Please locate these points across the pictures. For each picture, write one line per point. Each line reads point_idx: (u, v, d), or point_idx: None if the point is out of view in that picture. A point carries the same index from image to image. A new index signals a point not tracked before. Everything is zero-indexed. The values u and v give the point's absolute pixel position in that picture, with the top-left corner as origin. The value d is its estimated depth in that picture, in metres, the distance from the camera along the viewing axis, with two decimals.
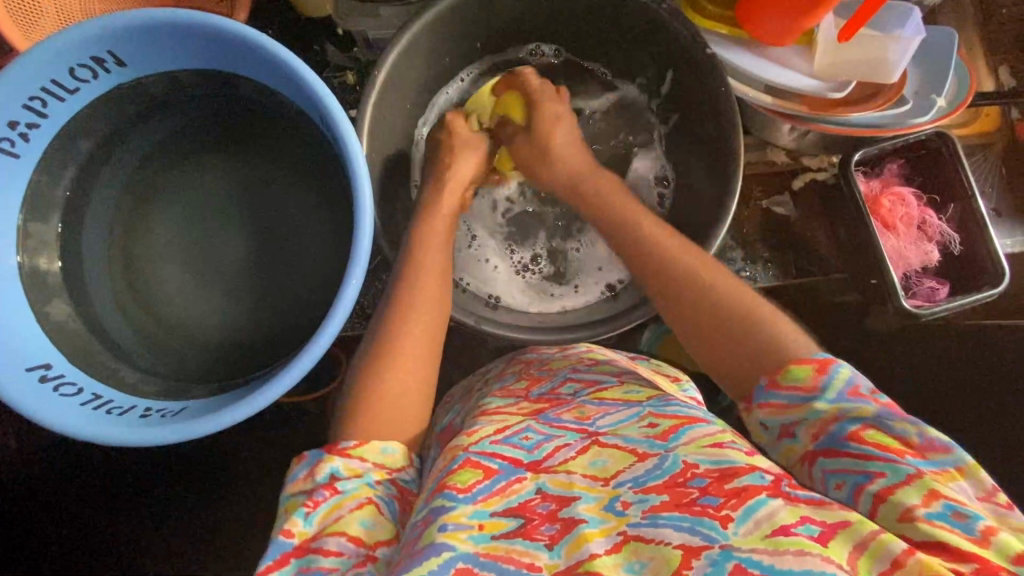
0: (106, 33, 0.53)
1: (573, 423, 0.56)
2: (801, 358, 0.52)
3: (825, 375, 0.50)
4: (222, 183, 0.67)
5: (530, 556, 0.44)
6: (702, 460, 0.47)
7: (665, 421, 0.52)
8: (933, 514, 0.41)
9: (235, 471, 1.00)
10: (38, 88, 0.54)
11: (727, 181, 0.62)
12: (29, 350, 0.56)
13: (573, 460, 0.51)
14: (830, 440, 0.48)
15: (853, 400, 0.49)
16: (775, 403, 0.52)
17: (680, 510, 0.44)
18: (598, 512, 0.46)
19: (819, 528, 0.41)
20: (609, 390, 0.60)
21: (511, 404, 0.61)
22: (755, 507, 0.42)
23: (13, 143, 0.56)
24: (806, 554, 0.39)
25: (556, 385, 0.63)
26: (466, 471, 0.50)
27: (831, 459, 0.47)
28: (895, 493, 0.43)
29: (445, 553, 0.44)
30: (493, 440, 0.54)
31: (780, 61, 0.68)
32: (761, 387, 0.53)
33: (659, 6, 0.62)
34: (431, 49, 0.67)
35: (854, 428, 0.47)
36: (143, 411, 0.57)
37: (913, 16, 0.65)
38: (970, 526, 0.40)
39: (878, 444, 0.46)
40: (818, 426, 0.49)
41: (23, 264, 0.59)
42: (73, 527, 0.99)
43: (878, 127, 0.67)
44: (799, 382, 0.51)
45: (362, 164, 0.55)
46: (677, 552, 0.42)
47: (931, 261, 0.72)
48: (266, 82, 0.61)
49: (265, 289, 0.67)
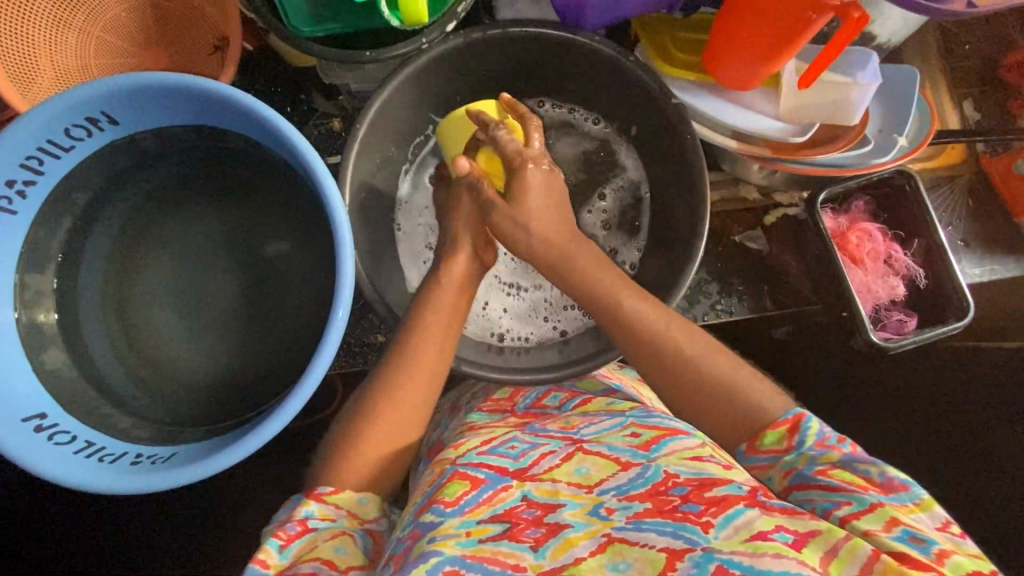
0: (97, 96, 0.56)
1: (558, 432, 0.61)
2: (773, 421, 0.55)
3: (798, 432, 0.54)
4: (212, 229, 0.70)
5: (515, 557, 0.48)
6: (682, 470, 0.51)
7: (647, 432, 0.57)
8: (893, 536, 0.45)
9: (215, 519, 0.94)
10: (35, 148, 0.56)
11: (696, 224, 0.65)
12: (24, 400, 0.58)
13: (558, 468, 0.55)
14: (802, 477, 0.52)
15: (820, 450, 0.52)
16: (753, 459, 0.56)
17: (663, 516, 0.48)
18: (582, 516, 0.50)
19: (793, 535, 0.45)
20: (593, 402, 0.67)
21: (495, 420, 0.66)
22: (733, 516, 0.46)
23: (10, 201, 0.58)
24: (782, 556, 0.43)
25: (540, 397, 0.70)
26: (455, 483, 0.53)
27: (801, 491, 0.52)
28: (859, 518, 0.47)
29: (432, 559, 0.47)
30: (480, 451, 0.58)
31: (746, 105, 0.71)
32: (740, 450, 0.57)
33: (626, 58, 0.65)
34: (412, 99, 0.70)
35: (821, 466, 0.51)
36: (134, 457, 0.59)
37: (871, 62, 0.67)
38: (928, 548, 0.44)
39: (842, 479, 0.50)
40: (789, 468, 0.53)
41: (20, 319, 0.61)
42: None
43: (841, 168, 0.70)
44: (776, 446, 0.55)
45: (342, 217, 0.57)
46: (661, 555, 0.45)
47: (898, 295, 0.75)
48: (250, 135, 0.63)
49: (252, 332, 0.69)
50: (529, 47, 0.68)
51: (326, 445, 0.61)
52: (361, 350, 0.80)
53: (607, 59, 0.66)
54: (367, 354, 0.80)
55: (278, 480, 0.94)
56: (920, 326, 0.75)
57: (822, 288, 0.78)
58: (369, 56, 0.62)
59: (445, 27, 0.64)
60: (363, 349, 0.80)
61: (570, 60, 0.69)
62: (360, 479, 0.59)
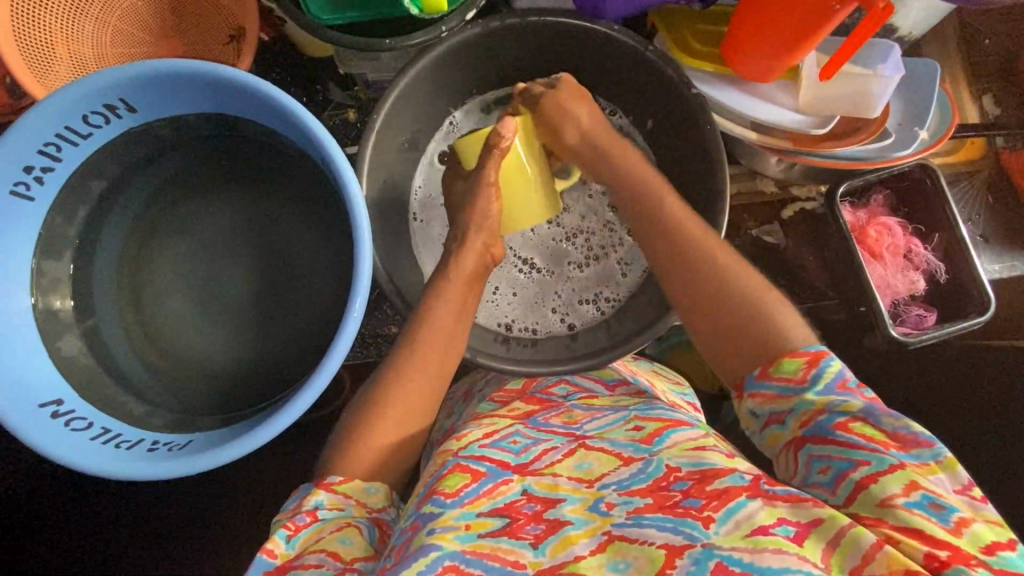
0: (116, 83, 0.56)
1: (560, 427, 0.60)
2: (794, 352, 0.54)
3: (817, 368, 0.52)
4: (228, 217, 0.70)
5: (515, 554, 0.47)
6: (684, 462, 0.51)
7: (649, 424, 0.57)
8: (912, 503, 0.43)
9: (225, 508, 0.94)
10: (52, 134, 0.56)
11: (715, 216, 0.65)
12: (39, 386, 0.58)
13: (559, 463, 0.55)
14: (818, 426, 0.50)
15: (841, 394, 0.51)
16: (766, 395, 0.54)
17: (663, 511, 0.47)
18: (583, 513, 0.50)
19: (794, 528, 0.44)
20: (598, 397, 0.67)
21: (500, 408, 0.66)
22: (736, 509, 0.46)
23: (28, 186, 0.58)
24: (783, 552, 0.42)
25: (550, 386, 0.70)
26: (455, 475, 0.53)
27: (815, 445, 0.50)
28: (877, 481, 0.45)
29: (432, 553, 0.46)
30: (482, 444, 0.57)
31: (765, 97, 0.71)
32: (753, 378, 0.56)
33: (646, 48, 0.65)
34: (429, 89, 0.70)
35: (840, 418, 0.49)
36: (150, 444, 0.59)
37: (893, 53, 0.67)
38: (946, 517, 0.43)
39: (862, 433, 0.48)
40: (805, 415, 0.51)
41: (37, 305, 0.61)
42: (55, 568, 0.93)
43: (860, 161, 0.70)
44: (790, 375, 0.53)
45: (361, 204, 0.56)
46: (660, 552, 0.45)
47: (917, 289, 0.74)
48: (267, 123, 0.63)
49: (267, 321, 0.69)
50: (547, 36, 0.68)
51: (341, 433, 0.61)
52: (375, 341, 0.80)
53: (627, 48, 0.66)
54: (380, 345, 0.80)
55: (289, 471, 0.94)
56: (939, 322, 0.75)
57: (840, 285, 0.77)
58: (388, 43, 0.61)
59: (465, 15, 0.63)
60: (376, 340, 0.80)
61: (588, 50, 0.69)
62: (376, 468, 0.59)
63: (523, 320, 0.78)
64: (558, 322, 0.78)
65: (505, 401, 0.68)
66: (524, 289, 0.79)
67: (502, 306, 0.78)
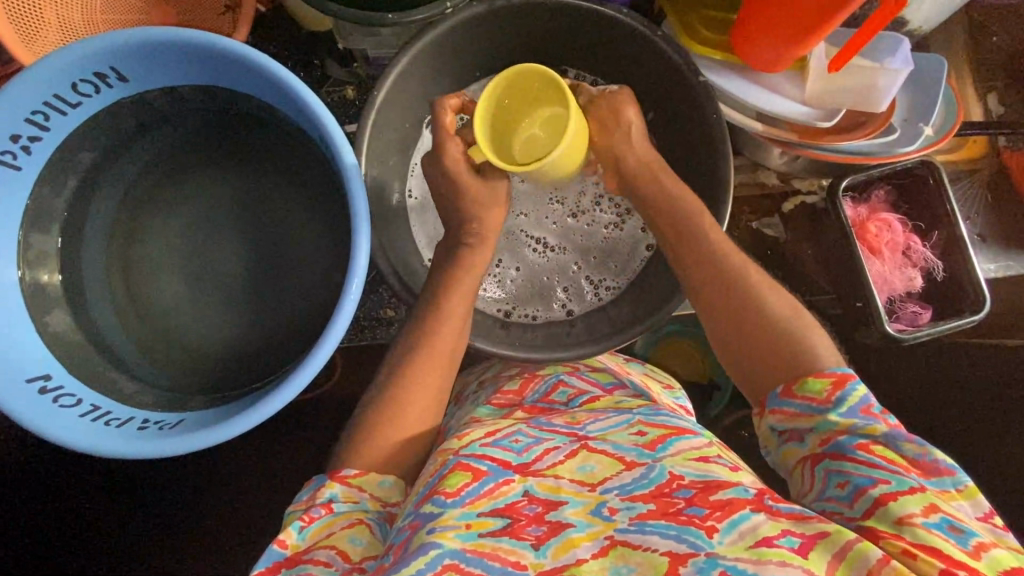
0: (107, 51, 0.54)
1: (564, 427, 0.60)
2: (819, 372, 0.54)
3: (842, 391, 0.52)
4: (221, 193, 0.68)
5: (516, 554, 0.48)
6: (688, 472, 0.52)
7: (654, 431, 0.57)
8: (931, 523, 0.43)
9: (216, 485, 0.94)
10: (40, 102, 0.54)
11: (718, 212, 0.65)
12: (27, 361, 0.57)
13: (562, 464, 0.55)
14: (838, 443, 0.51)
15: (865, 418, 0.51)
16: (787, 412, 0.55)
17: (666, 518, 0.48)
18: (585, 516, 0.50)
19: (799, 539, 0.44)
20: (600, 399, 0.65)
21: (501, 415, 0.64)
22: (739, 520, 0.46)
23: (15, 155, 0.56)
24: (787, 566, 0.43)
25: (549, 391, 0.68)
26: (456, 474, 0.52)
27: (834, 459, 0.50)
28: (897, 499, 0.45)
29: (432, 552, 0.47)
30: (483, 443, 0.57)
31: (769, 87, 0.70)
32: (775, 395, 0.56)
33: (655, 34, 0.64)
34: (432, 68, 0.68)
35: (862, 439, 0.50)
36: (140, 423, 0.58)
37: (901, 47, 0.66)
38: (965, 540, 0.43)
39: (883, 455, 0.48)
40: (826, 433, 0.52)
41: (23, 278, 0.59)
42: (47, 535, 0.94)
43: (868, 155, 0.69)
44: (815, 395, 0.53)
45: (359, 187, 0.56)
46: (664, 559, 0.46)
47: (915, 286, 0.75)
48: (263, 97, 0.62)
49: (260, 302, 0.68)
50: (556, 16, 0.66)
51: None
52: (368, 325, 0.79)
53: (635, 33, 0.65)
54: (375, 328, 0.79)
55: (281, 451, 0.94)
56: (936, 318, 0.76)
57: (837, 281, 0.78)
58: (391, 18, 0.59)
59: None
60: (372, 323, 0.79)
61: (595, 32, 0.67)
62: (373, 452, 0.59)
63: (531, 297, 0.78)
64: (571, 296, 0.78)
65: (503, 407, 0.66)
66: (533, 270, 0.78)
67: (507, 285, 0.78)
